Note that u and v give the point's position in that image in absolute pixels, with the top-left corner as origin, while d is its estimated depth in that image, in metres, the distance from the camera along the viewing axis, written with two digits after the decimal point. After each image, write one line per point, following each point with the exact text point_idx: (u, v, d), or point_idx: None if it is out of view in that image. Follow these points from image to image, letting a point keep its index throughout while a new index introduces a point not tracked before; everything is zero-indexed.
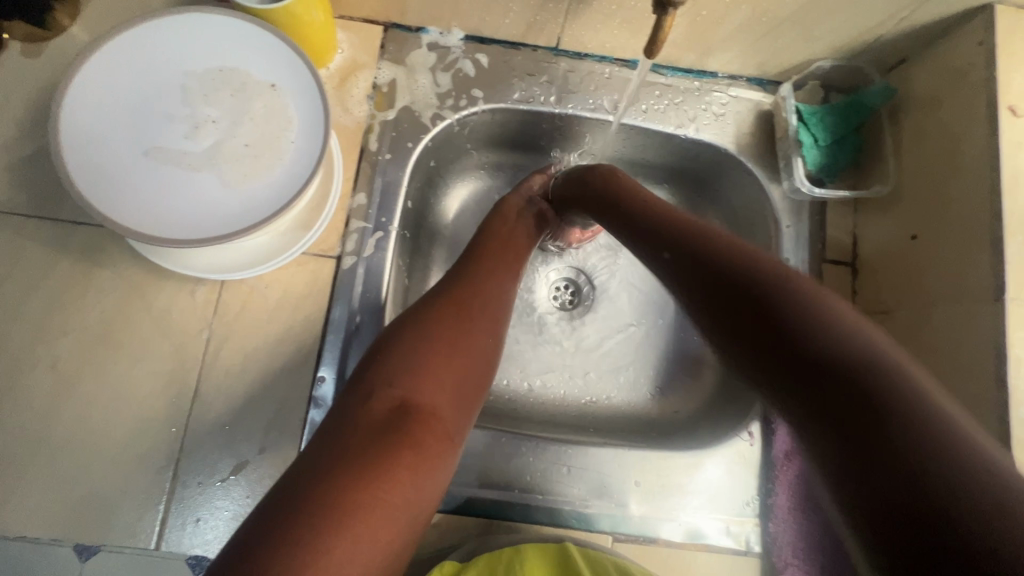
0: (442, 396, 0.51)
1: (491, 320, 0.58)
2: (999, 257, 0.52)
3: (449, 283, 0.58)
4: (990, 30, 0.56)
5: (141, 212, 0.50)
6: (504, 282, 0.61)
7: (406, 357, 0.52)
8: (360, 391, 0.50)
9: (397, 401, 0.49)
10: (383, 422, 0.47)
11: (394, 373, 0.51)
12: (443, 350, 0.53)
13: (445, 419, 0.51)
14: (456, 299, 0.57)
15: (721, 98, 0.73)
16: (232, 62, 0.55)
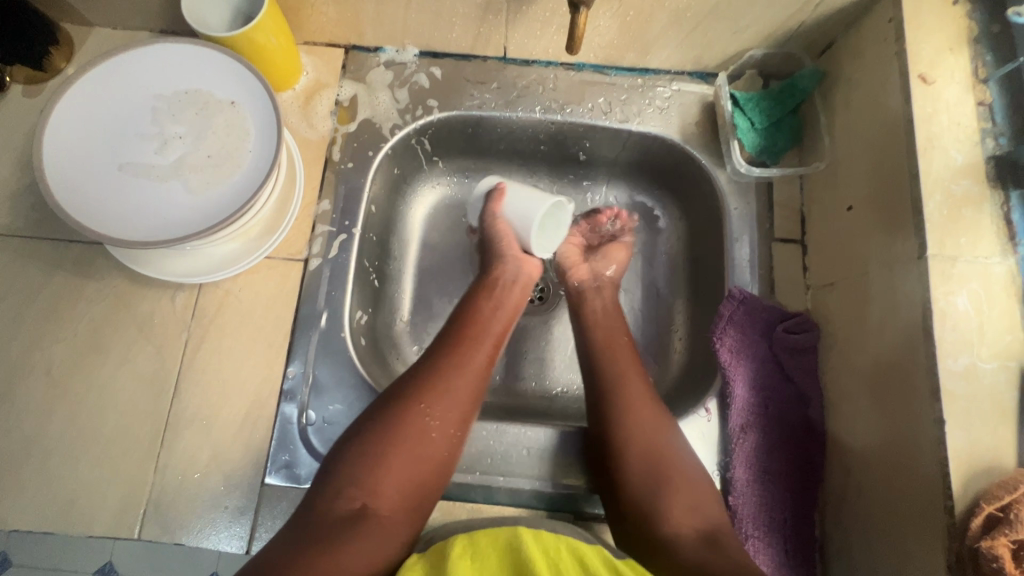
0: (402, 497, 0.51)
1: (458, 411, 0.56)
2: (919, 217, 0.54)
3: (422, 375, 0.57)
4: (898, 6, 0.60)
5: (113, 219, 0.56)
6: (477, 372, 0.59)
7: (373, 456, 0.51)
8: (332, 485, 0.50)
9: (356, 506, 0.49)
10: (342, 529, 0.48)
11: (356, 477, 0.50)
12: (406, 447, 0.52)
13: (400, 517, 0.51)
14: (423, 393, 0.55)
15: (664, 93, 0.77)
16: (195, 85, 0.61)
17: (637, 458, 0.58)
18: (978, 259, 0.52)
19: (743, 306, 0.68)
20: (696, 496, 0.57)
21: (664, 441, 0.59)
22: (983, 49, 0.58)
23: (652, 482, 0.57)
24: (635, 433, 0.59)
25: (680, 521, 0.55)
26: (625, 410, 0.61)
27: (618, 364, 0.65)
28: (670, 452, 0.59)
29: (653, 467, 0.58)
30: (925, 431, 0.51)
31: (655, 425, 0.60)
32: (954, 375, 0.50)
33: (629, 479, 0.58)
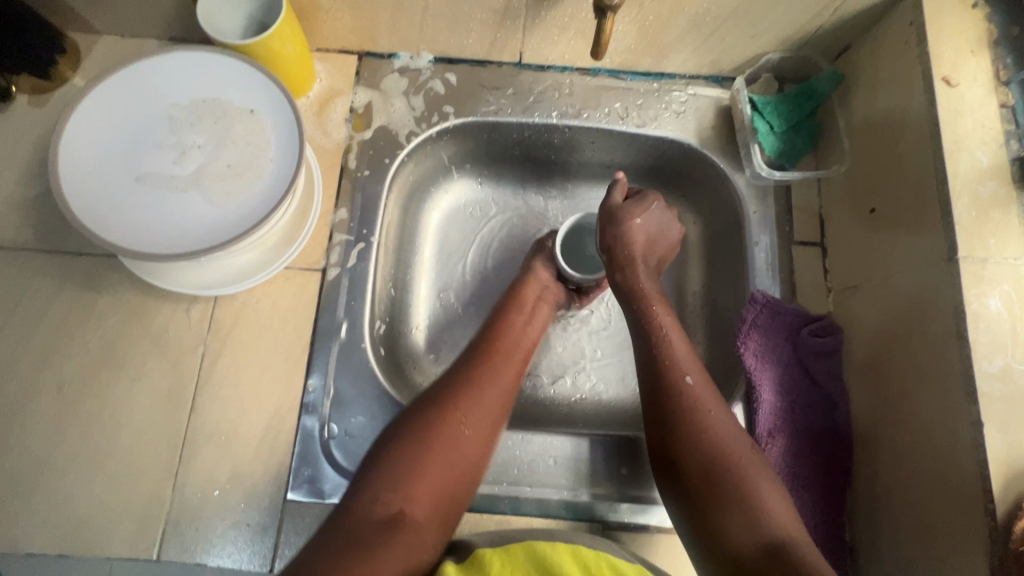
0: (435, 502, 0.51)
1: (489, 420, 0.56)
2: (948, 219, 0.54)
3: (454, 383, 0.57)
4: (919, 10, 0.60)
5: (133, 232, 0.55)
6: (508, 384, 0.59)
7: (409, 459, 0.51)
8: (367, 489, 0.49)
9: (393, 511, 0.48)
10: (377, 534, 0.46)
11: (391, 482, 0.50)
12: (440, 453, 0.52)
13: (432, 523, 0.50)
14: (457, 401, 0.55)
15: (681, 97, 0.76)
16: (213, 93, 0.60)
17: (697, 464, 0.52)
18: (1008, 260, 0.52)
19: (766, 309, 0.68)
20: (764, 499, 0.50)
21: (724, 441, 0.53)
22: (1004, 52, 0.59)
23: (715, 487, 0.51)
24: (694, 432, 0.53)
25: (745, 524, 0.49)
26: (685, 409, 0.55)
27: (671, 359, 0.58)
28: (734, 456, 0.52)
29: (711, 474, 0.52)
30: (961, 435, 0.50)
31: (715, 424, 0.54)
32: (990, 378, 0.50)
33: (688, 485, 0.52)
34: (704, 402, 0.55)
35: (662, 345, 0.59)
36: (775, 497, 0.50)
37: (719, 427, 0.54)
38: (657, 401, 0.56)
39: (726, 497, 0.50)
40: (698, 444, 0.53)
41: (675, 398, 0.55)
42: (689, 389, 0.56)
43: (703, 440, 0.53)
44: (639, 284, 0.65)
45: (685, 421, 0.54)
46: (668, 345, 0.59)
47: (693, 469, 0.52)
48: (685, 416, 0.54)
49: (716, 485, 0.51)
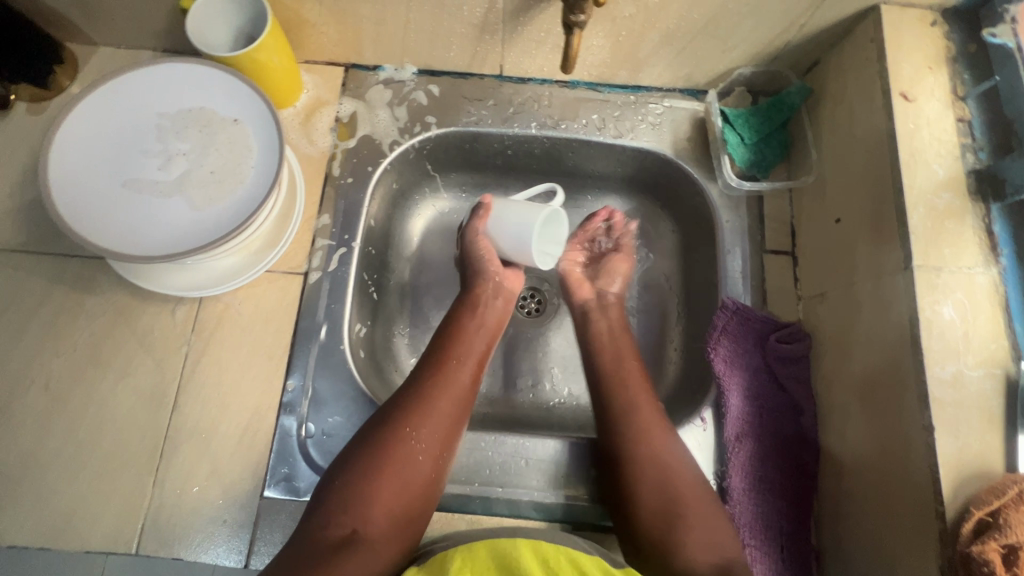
0: (391, 518, 0.53)
1: (441, 433, 0.58)
2: (904, 229, 0.56)
3: (405, 398, 0.59)
4: (879, 27, 0.62)
5: (116, 234, 0.57)
6: (460, 395, 0.61)
7: (358, 480, 0.53)
8: (323, 511, 0.52)
9: (346, 531, 0.51)
10: (332, 554, 0.50)
11: (343, 505, 0.52)
12: (392, 472, 0.54)
13: (388, 535, 0.53)
14: (407, 419, 0.57)
15: (656, 109, 0.79)
16: (199, 103, 0.62)
17: (649, 495, 0.60)
18: (962, 269, 0.54)
19: (736, 316, 0.69)
20: (700, 519, 0.58)
21: (676, 473, 0.61)
22: (962, 67, 0.61)
23: (667, 507, 0.59)
24: (647, 461, 0.61)
25: (693, 542, 0.57)
26: (639, 443, 0.62)
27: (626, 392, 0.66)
28: (683, 491, 0.60)
29: (663, 497, 0.59)
30: (914, 438, 0.52)
31: (665, 456, 0.61)
32: (943, 383, 0.51)
33: (637, 505, 0.60)
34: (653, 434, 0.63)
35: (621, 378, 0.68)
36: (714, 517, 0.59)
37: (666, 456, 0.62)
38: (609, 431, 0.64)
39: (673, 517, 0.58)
40: (650, 470, 0.61)
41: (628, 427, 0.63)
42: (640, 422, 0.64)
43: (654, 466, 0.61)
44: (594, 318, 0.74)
45: (636, 458, 0.61)
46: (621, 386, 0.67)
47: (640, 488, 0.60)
48: (638, 442, 0.62)
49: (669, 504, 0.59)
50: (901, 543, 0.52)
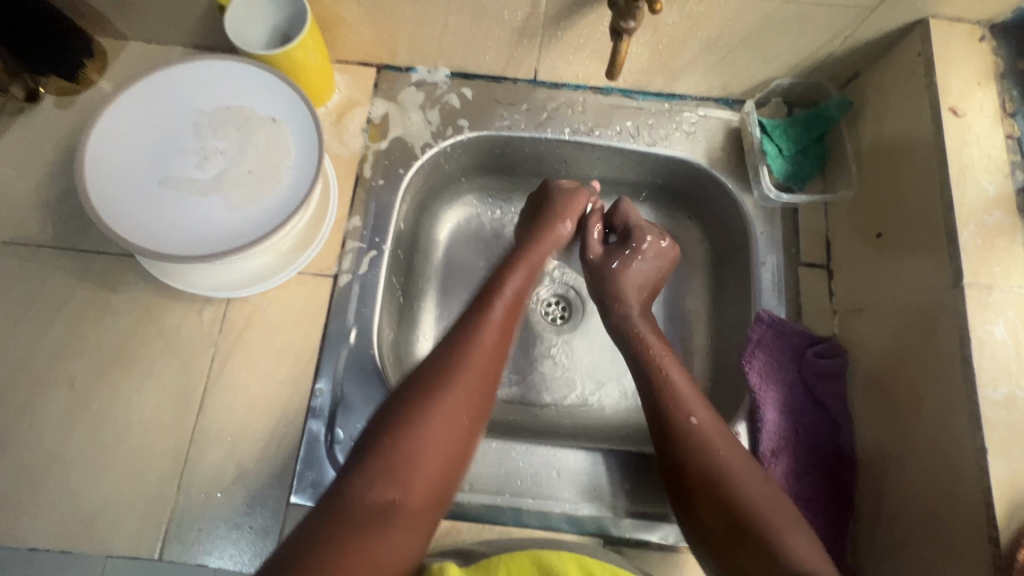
0: (432, 487, 0.51)
1: (479, 394, 0.56)
2: (954, 245, 0.55)
3: (445, 356, 0.57)
4: (926, 42, 0.62)
5: (154, 234, 0.56)
6: (496, 358, 0.59)
7: (403, 438, 0.51)
8: (364, 472, 0.49)
9: (390, 496, 0.48)
10: (372, 526, 0.46)
11: (386, 472, 0.49)
12: (434, 435, 0.52)
13: (428, 501, 0.50)
14: (449, 376, 0.55)
15: (691, 117, 0.78)
16: (237, 101, 0.61)
17: (721, 517, 0.52)
18: (1013, 288, 0.53)
19: (771, 330, 0.68)
20: (782, 535, 0.49)
21: (737, 482, 0.53)
22: (1009, 85, 0.61)
23: (736, 526, 0.51)
24: (704, 468, 0.54)
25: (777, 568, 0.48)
26: (690, 448, 0.56)
27: (675, 399, 0.59)
28: (749, 501, 0.52)
29: (731, 516, 0.52)
30: (965, 458, 0.51)
31: (719, 460, 0.54)
32: (995, 404, 0.50)
33: (710, 527, 0.53)
34: (707, 443, 0.56)
35: (662, 381, 0.61)
36: (797, 535, 0.49)
37: (726, 461, 0.54)
38: (664, 443, 0.58)
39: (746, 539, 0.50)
40: (707, 482, 0.54)
41: (680, 438, 0.57)
42: (698, 427, 0.57)
43: (712, 477, 0.54)
44: (635, 325, 0.68)
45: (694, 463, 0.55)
46: (669, 385, 0.60)
47: (709, 500, 0.53)
48: (697, 449, 0.55)
49: (735, 523, 0.51)
50: (950, 564, 0.51)
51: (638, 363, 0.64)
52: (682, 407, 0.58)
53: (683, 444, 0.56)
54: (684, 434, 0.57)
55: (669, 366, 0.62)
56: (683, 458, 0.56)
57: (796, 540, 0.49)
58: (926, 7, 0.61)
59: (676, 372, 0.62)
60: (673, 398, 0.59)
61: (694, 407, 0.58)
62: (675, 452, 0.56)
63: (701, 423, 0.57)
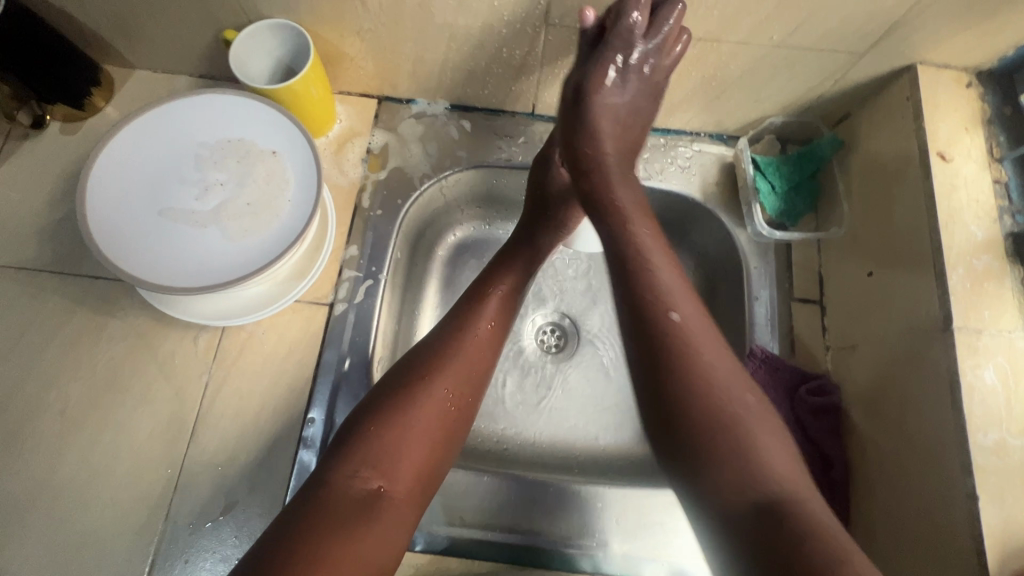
0: (416, 477, 0.52)
1: (466, 388, 0.57)
2: (944, 288, 0.56)
3: (429, 351, 0.58)
4: (914, 87, 0.63)
5: (153, 265, 0.58)
6: (486, 353, 0.60)
7: (382, 428, 0.52)
8: (345, 462, 0.50)
9: (373, 486, 0.49)
10: (360, 509, 0.47)
11: (372, 456, 0.50)
12: (420, 423, 0.53)
13: (414, 493, 0.51)
14: (434, 371, 0.56)
15: (686, 152, 0.78)
16: (238, 134, 0.63)
17: (689, 423, 0.45)
18: (1002, 333, 0.54)
19: (765, 366, 0.67)
20: (761, 451, 0.44)
21: (714, 387, 0.46)
22: (997, 131, 0.62)
23: (704, 434, 0.45)
24: (681, 363, 0.47)
25: (739, 487, 0.43)
26: (676, 355, 0.47)
27: (650, 287, 0.51)
28: (732, 411, 0.45)
29: (706, 425, 0.45)
30: (956, 505, 0.51)
31: (706, 359, 0.47)
32: (985, 450, 0.51)
33: (675, 430, 0.46)
34: (684, 336, 0.48)
35: (646, 264, 0.52)
36: (776, 452, 0.44)
37: (714, 363, 0.47)
38: (640, 335, 0.49)
39: (713, 449, 0.44)
40: (681, 380, 0.46)
41: (662, 329, 0.48)
42: (679, 322, 0.49)
43: (690, 375, 0.46)
44: (615, 192, 0.58)
45: (673, 376, 0.47)
46: (650, 273, 0.51)
47: (675, 398, 0.46)
48: (679, 346, 0.47)
49: (707, 435, 0.45)
50: None
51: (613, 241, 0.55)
52: (661, 295, 0.50)
53: (665, 336, 0.48)
54: (667, 327, 0.48)
55: (647, 244, 0.54)
56: (667, 351, 0.48)
57: (772, 456, 0.44)
58: (915, 53, 0.62)
59: (657, 256, 0.53)
60: (655, 285, 0.51)
61: (681, 302, 0.50)
62: (652, 345, 0.48)
63: (683, 320, 0.49)
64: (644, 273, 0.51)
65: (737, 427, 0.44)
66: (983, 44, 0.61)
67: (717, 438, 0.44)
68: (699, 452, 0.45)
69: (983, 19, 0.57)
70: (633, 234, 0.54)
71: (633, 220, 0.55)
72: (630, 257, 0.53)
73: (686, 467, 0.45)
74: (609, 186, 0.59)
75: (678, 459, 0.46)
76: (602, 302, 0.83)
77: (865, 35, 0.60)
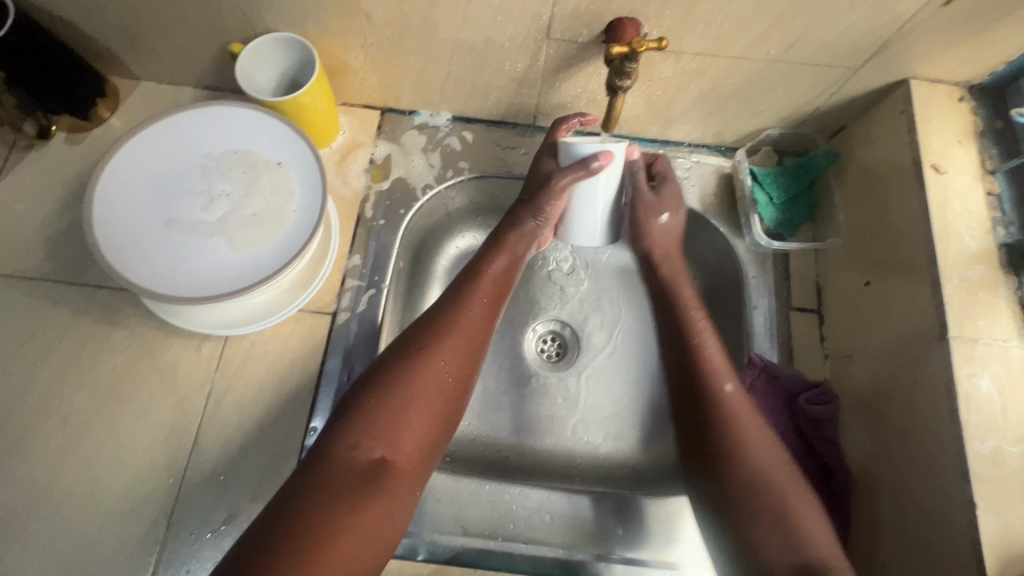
0: (419, 448, 0.53)
1: (465, 360, 0.58)
2: (939, 298, 0.57)
3: (426, 323, 0.58)
4: (908, 101, 0.65)
5: (159, 276, 0.58)
6: (485, 323, 0.61)
7: (384, 399, 0.52)
8: (348, 434, 0.50)
9: (377, 456, 0.50)
10: (363, 480, 0.48)
11: (373, 429, 0.51)
12: (421, 394, 0.53)
13: (418, 464, 0.52)
14: (433, 343, 0.56)
15: (684, 163, 0.80)
16: (244, 145, 0.64)
17: (739, 487, 0.54)
18: (997, 342, 0.55)
19: (763, 374, 0.68)
20: (800, 516, 0.52)
21: (764, 458, 0.55)
22: (990, 143, 0.64)
23: (761, 500, 0.53)
24: (734, 434, 0.56)
25: (778, 548, 0.51)
26: (727, 426, 0.56)
27: (708, 367, 0.60)
28: (777, 479, 0.54)
29: (752, 489, 0.54)
30: (955, 513, 0.51)
31: (752, 430, 0.56)
32: (982, 458, 0.51)
33: (726, 492, 0.55)
34: (737, 410, 0.57)
35: (700, 345, 0.62)
36: (814, 519, 0.53)
37: (757, 436, 0.56)
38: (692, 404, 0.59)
39: (763, 513, 0.53)
40: (731, 449, 0.55)
41: (716, 404, 0.58)
42: (732, 394, 0.58)
43: (741, 444, 0.56)
44: (669, 280, 0.69)
45: (722, 443, 0.56)
46: (705, 352, 0.61)
47: (727, 461, 0.55)
48: (731, 420, 0.57)
49: (759, 500, 0.53)
50: None
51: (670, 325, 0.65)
52: (715, 374, 0.60)
53: (722, 410, 0.57)
54: (722, 403, 0.58)
55: (702, 327, 0.64)
56: (720, 422, 0.57)
57: (812, 525, 0.52)
58: (909, 68, 0.64)
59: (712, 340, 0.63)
60: (709, 363, 0.60)
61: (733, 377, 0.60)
62: (705, 415, 0.58)
63: (736, 393, 0.59)
64: (700, 353, 0.61)
65: (777, 493, 0.53)
66: (975, 60, 0.62)
67: (766, 504, 0.53)
68: (744, 513, 0.54)
69: (974, 35, 0.58)
70: (691, 318, 0.64)
71: (693, 312, 0.65)
72: (686, 338, 0.63)
73: (733, 525, 0.54)
74: (670, 279, 0.68)
75: (727, 518, 0.55)
76: (602, 310, 0.84)
77: (860, 50, 0.61)
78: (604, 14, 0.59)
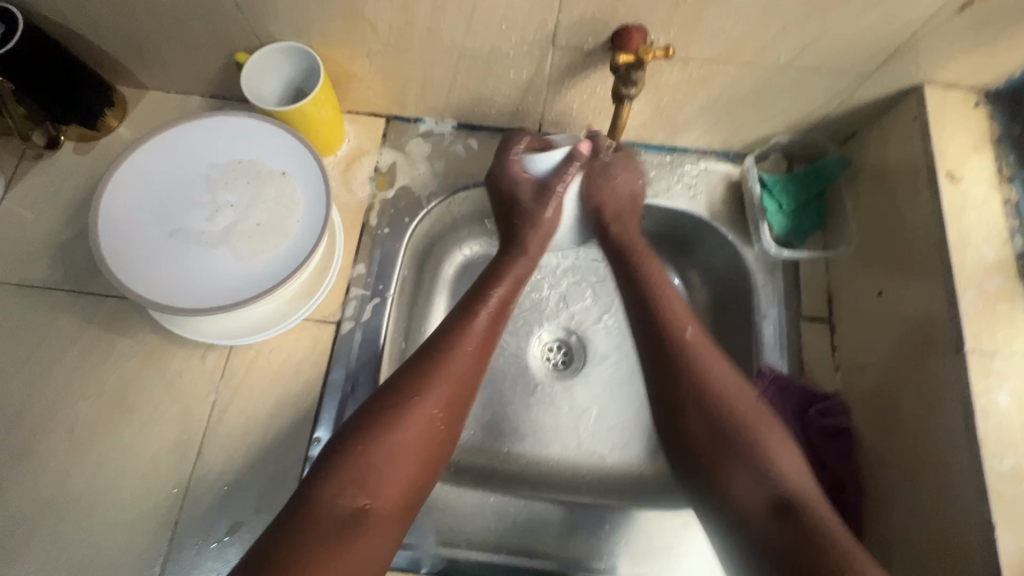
0: (402, 493, 0.52)
1: (453, 402, 0.57)
2: (956, 310, 0.55)
3: (423, 353, 0.58)
4: (922, 107, 0.63)
5: (163, 287, 0.58)
6: (477, 364, 0.60)
7: (371, 446, 0.52)
8: (331, 480, 0.50)
9: (358, 505, 0.50)
10: (339, 528, 0.48)
11: (357, 477, 0.51)
12: (407, 440, 0.53)
13: (400, 509, 0.52)
14: (422, 386, 0.56)
15: (692, 170, 0.78)
16: (249, 155, 0.64)
17: (700, 429, 0.57)
18: (1016, 356, 0.53)
19: (773, 386, 0.66)
20: (767, 451, 0.54)
21: (730, 400, 0.57)
22: (1006, 150, 0.62)
23: (728, 440, 0.55)
24: (694, 378, 0.58)
25: (745, 487, 0.53)
26: (688, 372, 0.58)
27: (664, 320, 0.62)
28: (740, 417, 0.56)
29: (719, 429, 0.56)
30: (972, 532, 0.50)
31: (710, 374, 0.58)
32: (1002, 476, 0.50)
33: (694, 438, 0.57)
34: (694, 359, 0.59)
35: (657, 295, 0.64)
36: (782, 453, 0.55)
37: (720, 380, 0.58)
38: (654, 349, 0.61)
39: (733, 453, 0.55)
40: (693, 396, 0.57)
41: (674, 351, 0.60)
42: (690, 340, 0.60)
43: (702, 390, 0.57)
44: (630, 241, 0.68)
45: (685, 383, 0.58)
46: (662, 302, 0.63)
47: (688, 405, 0.57)
48: (690, 366, 0.59)
49: (729, 439, 0.55)
50: None
51: (634, 293, 0.65)
52: (673, 322, 0.61)
53: (680, 356, 0.59)
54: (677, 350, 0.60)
55: (664, 302, 0.63)
56: (680, 367, 0.59)
57: (780, 458, 0.54)
58: (923, 74, 0.62)
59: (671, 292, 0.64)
60: (668, 313, 0.62)
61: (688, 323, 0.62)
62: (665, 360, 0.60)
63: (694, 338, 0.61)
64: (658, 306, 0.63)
65: (745, 429, 0.55)
66: (990, 65, 0.61)
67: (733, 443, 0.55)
68: (708, 458, 0.56)
69: (990, 40, 0.57)
70: (647, 276, 0.65)
71: (647, 265, 0.66)
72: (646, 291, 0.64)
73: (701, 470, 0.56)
74: (625, 244, 0.68)
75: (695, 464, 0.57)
76: (608, 318, 0.83)
77: (872, 56, 0.60)
78: (610, 22, 0.58)
